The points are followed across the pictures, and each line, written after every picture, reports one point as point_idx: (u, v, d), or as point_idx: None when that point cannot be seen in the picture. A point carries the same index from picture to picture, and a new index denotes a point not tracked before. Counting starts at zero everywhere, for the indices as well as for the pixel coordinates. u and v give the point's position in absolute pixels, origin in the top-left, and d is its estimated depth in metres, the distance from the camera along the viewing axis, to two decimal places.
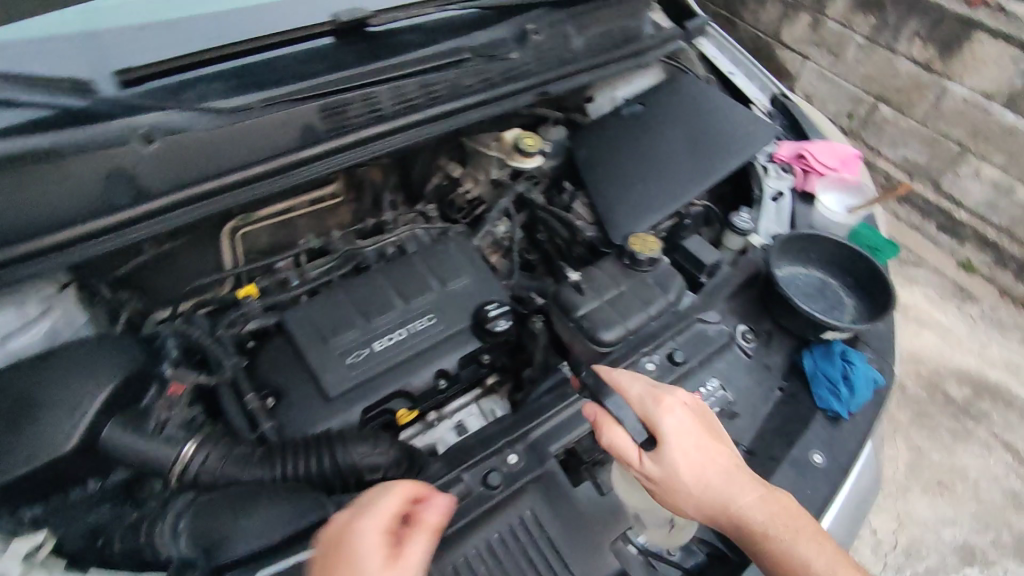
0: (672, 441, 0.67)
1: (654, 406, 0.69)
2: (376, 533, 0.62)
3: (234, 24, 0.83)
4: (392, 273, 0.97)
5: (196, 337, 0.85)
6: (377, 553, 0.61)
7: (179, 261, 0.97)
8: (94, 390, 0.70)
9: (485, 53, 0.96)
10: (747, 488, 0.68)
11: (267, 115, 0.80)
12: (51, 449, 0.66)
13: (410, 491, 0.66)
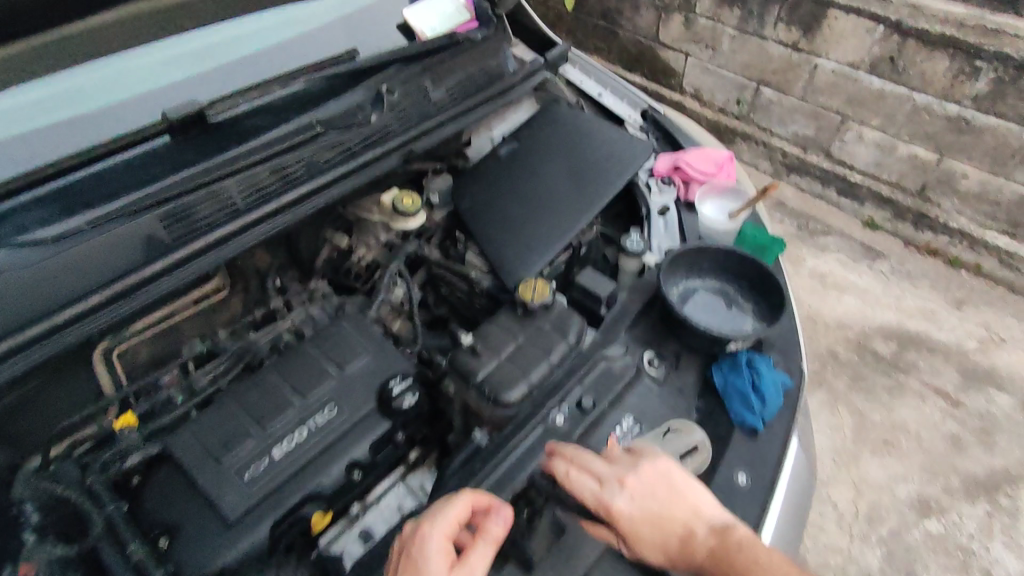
0: (630, 538, 0.67)
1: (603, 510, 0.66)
2: (441, 541, 0.65)
3: (59, 138, 0.81)
4: (285, 368, 0.91)
5: (64, 492, 0.78)
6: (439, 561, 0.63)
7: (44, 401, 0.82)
8: None
9: (339, 123, 0.92)
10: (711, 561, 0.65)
11: (99, 236, 0.73)
12: None
13: (477, 499, 0.68)
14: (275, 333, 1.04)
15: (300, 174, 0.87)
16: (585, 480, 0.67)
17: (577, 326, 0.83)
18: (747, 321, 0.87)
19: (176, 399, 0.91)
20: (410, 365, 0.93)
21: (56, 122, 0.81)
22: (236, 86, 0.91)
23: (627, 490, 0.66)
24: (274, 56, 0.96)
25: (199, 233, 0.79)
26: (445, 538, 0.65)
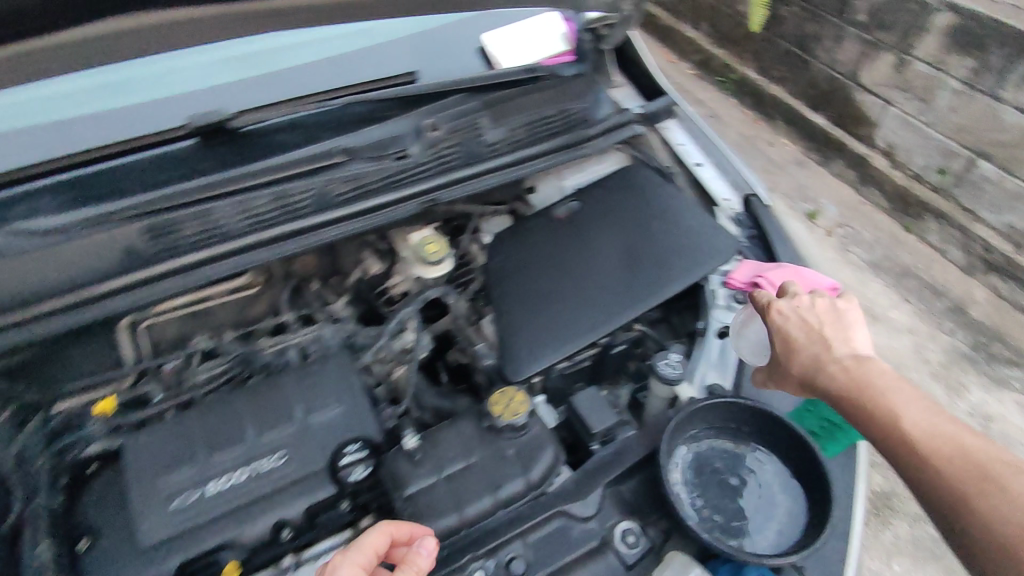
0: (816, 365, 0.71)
1: (803, 359, 0.73)
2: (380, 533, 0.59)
3: (96, 127, 0.81)
4: (255, 396, 0.85)
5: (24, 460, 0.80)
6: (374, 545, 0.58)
7: (64, 357, 0.89)
8: None
9: (365, 154, 0.84)
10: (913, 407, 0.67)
11: (88, 236, 0.73)
12: None
13: (399, 527, 0.61)
14: (282, 345, 0.99)
15: (306, 206, 0.81)
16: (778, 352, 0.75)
17: (547, 462, 0.67)
18: (767, 530, 0.63)
19: (151, 398, 0.92)
20: (379, 429, 0.84)
21: (102, 111, 0.82)
22: (273, 92, 0.87)
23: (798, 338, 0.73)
24: (317, 70, 0.90)
25: (185, 249, 0.77)
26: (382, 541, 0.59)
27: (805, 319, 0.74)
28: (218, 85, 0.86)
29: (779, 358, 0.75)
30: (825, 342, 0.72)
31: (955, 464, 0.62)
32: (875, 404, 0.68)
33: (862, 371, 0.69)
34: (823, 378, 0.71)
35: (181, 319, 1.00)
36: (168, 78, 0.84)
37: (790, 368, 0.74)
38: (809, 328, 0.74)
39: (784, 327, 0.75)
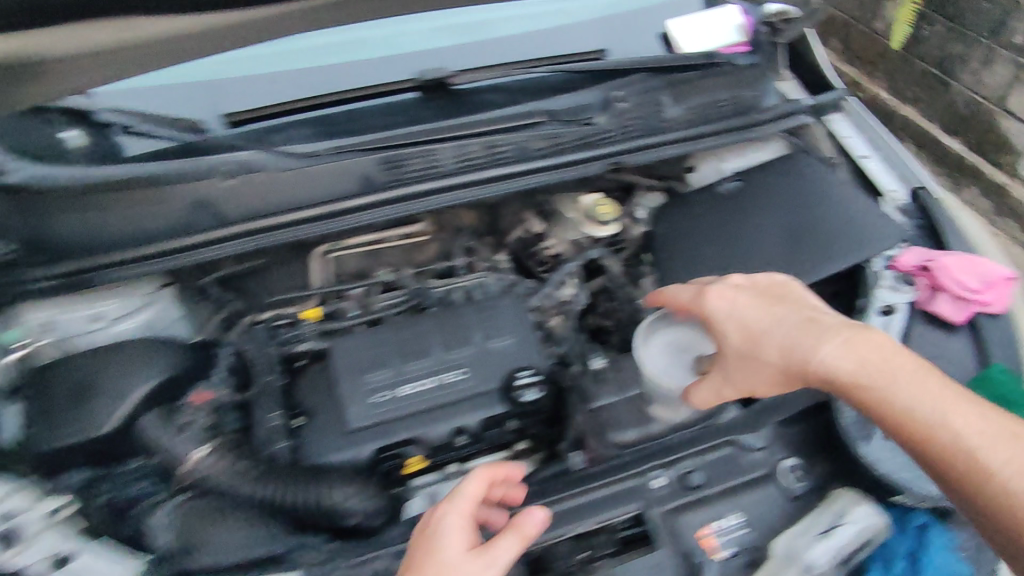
0: (793, 346, 0.71)
1: (770, 342, 0.73)
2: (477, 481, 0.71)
3: (343, 74, 0.92)
4: (439, 321, 0.97)
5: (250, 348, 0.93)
6: (472, 495, 0.70)
7: (276, 271, 1.09)
8: (136, 383, 0.76)
9: (563, 117, 0.94)
10: (929, 385, 0.65)
11: (335, 161, 0.85)
12: (91, 429, 0.73)
13: (494, 470, 0.73)
14: (449, 286, 1.10)
15: (510, 155, 0.91)
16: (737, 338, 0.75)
17: None
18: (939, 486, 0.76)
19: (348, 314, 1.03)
20: (545, 364, 0.94)
21: (349, 63, 0.93)
22: (489, 57, 0.97)
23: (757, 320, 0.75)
24: (526, 41, 0.99)
25: (408, 182, 0.89)
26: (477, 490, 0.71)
27: (762, 304, 0.76)
28: (439, 49, 0.96)
29: (743, 345, 0.75)
30: (799, 327, 0.72)
31: (987, 445, 0.61)
32: (870, 387, 0.67)
33: (858, 353, 0.68)
34: (805, 366, 0.70)
35: (364, 254, 1.13)
36: (396, 42, 0.95)
37: (759, 362, 0.73)
38: (769, 309, 0.75)
39: (741, 318, 0.76)
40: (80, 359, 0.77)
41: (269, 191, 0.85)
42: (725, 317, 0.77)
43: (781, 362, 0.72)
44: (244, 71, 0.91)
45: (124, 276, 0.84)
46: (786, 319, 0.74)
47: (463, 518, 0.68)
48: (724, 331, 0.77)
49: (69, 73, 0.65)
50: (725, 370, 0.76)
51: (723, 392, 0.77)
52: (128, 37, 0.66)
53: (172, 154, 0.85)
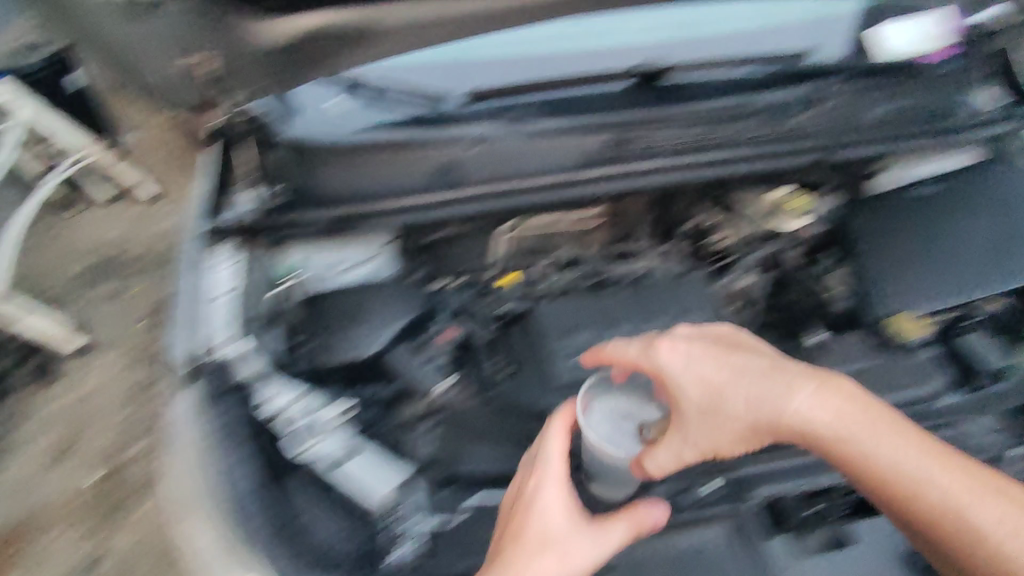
0: (759, 403, 0.78)
1: (729, 400, 0.79)
2: (555, 447, 0.85)
3: (569, 61, 0.98)
4: (631, 296, 1.03)
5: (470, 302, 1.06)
6: (557, 463, 0.84)
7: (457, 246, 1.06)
8: (392, 315, 0.96)
9: (773, 112, 0.98)
10: (890, 436, 0.76)
11: (566, 137, 0.93)
12: (357, 351, 0.94)
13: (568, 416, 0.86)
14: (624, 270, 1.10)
15: (720, 141, 0.98)
16: (699, 397, 0.81)
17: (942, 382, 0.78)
18: None
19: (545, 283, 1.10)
20: None
21: (574, 50, 0.98)
22: (699, 53, 1.02)
23: (718, 379, 0.81)
24: (734, 40, 1.03)
25: (626, 160, 0.96)
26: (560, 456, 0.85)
27: (719, 361, 0.81)
28: (655, 42, 1.01)
29: (705, 404, 0.81)
30: (763, 377, 0.79)
31: (955, 490, 0.74)
32: (848, 439, 0.76)
33: (825, 411, 0.77)
34: (776, 419, 0.78)
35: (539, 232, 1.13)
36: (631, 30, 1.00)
37: (724, 419, 0.80)
38: (724, 366, 0.81)
39: (700, 373, 0.81)
40: (347, 293, 0.98)
41: (506, 160, 0.93)
42: (682, 375, 0.82)
43: (745, 419, 0.79)
44: (473, 51, 0.95)
45: (382, 225, 0.94)
46: (743, 376, 0.80)
47: (560, 487, 0.83)
48: (689, 391, 0.81)
49: (388, 34, 0.74)
50: (687, 431, 0.81)
51: (685, 451, 0.81)
52: (451, 11, 0.74)
53: (413, 124, 0.92)
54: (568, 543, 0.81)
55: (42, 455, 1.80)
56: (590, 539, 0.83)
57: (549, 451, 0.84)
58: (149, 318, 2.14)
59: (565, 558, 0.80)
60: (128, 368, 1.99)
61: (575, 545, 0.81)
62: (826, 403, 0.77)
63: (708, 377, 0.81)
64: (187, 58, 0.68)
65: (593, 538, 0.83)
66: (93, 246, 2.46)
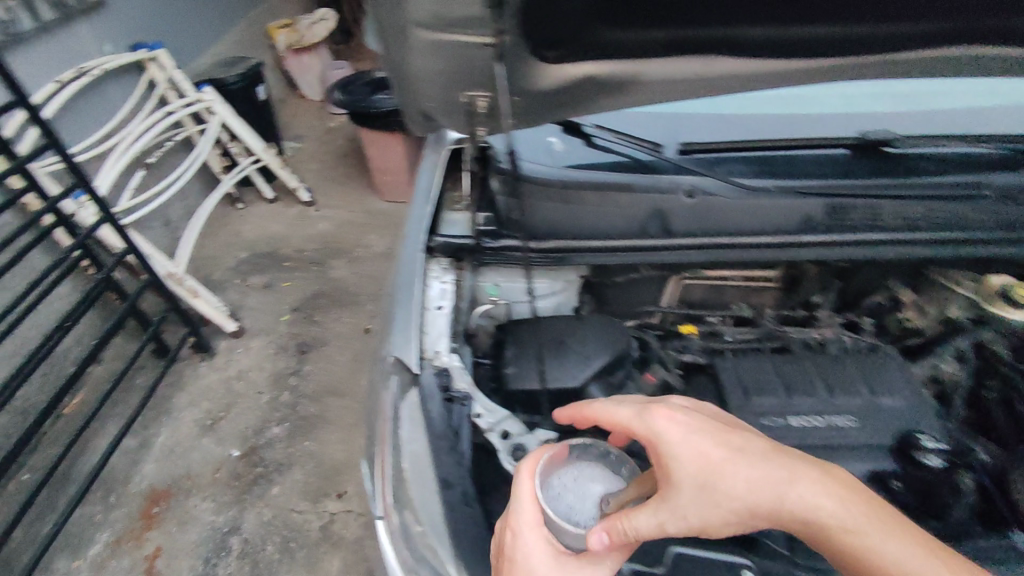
0: (753, 482, 0.62)
1: (720, 470, 0.62)
2: (529, 489, 0.67)
3: (785, 125, 1.02)
4: (822, 364, 0.99)
5: (651, 344, 1.01)
6: (529, 506, 0.66)
7: (638, 289, 1.18)
8: (600, 354, 0.89)
9: (1009, 195, 0.93)
10: (905, 536, 0.63)
11: (780, 199, 0.93)
12: (559, 381, 0.87)
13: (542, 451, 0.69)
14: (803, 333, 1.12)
15: (946, 219, 0.93)
16: (685, 466, 0.62)
17: None
18: None
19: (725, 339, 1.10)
20: (940, 435, 0.92)
21: (792, 116, 1.04)
22: (926, 127, 1.01)
23: (706, 447, 0.63)
24: (961, 117, 1.02)
25: (841, 228, 0.93)
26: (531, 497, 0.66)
27: (717, 436, 0.65)
28: (876, 114, 1.03)
29: (693, 476, 0.62)
30: (764, 458, 0.64)
31: None
32: (854, 532, 0.62)
33: (830, 502, 0.63)
34: (775, 503, 0.62)
35: (713, 287, 1.19)
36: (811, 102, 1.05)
37: (724, 498, 0.62)
38: (711, 433, 0.65)
39: (701, 446, 0.63)
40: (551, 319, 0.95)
41: (716, 215, 0.94)
42: (671, 441, 0.64)
43: (739, 500, 0.62)
44: (696, 111, 1.06)
45: (591, 262, 0.95)
46: (733, 449, 0.64)
47: (537, 528, 0.65)
48: (684, 459, 0.62)
49: (652, 91, 0.78)
50: (679, 504, 0.61)
51: (666, 525, 0.61)
52: (703, 72, 0.77)
53: (627, 169, 0.99)
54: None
55: (195, 422, 1.94)
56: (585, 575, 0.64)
57: (519, 493, 0.66)
58: (296, 312, 2.34)
59: None
60: (274, 355, 2.16)
61: None
62: (827, 503, 0.63)
63: (698, 445, 0.63)
64: (469, 95, 0.75)
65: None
66: (253, 241, 2.73)
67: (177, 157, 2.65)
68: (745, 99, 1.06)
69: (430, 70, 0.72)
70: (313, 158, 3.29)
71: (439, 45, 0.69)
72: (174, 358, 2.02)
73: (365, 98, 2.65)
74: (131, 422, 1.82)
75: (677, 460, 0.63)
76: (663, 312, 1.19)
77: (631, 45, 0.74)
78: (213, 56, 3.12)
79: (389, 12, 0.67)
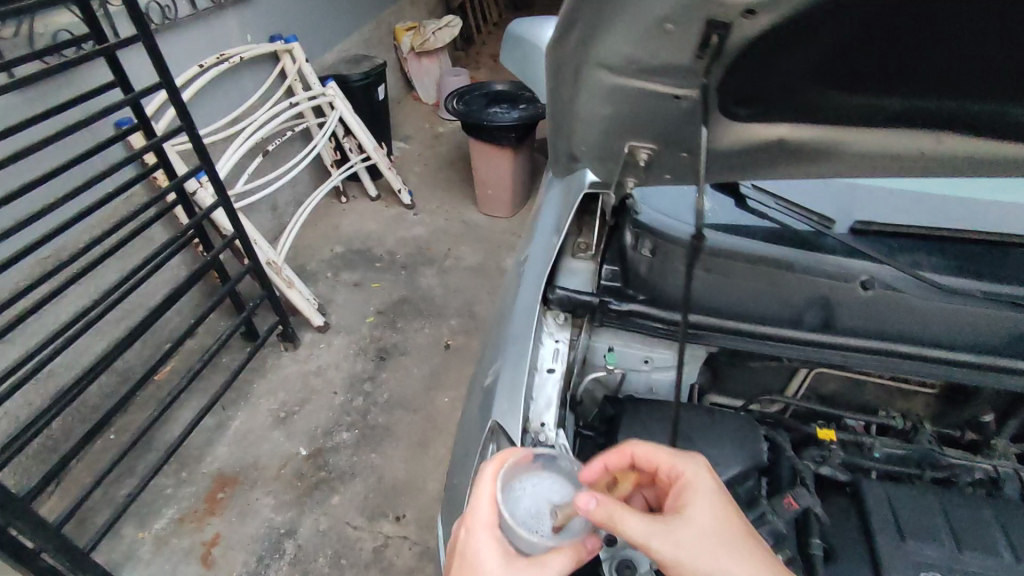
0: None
1: (734, 539, 0.61)
2: (491, 490, 0.67)
3: (1003, 214, 0.83)
4: (1004, 515, 0.80)
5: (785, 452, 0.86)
6: (488, 507, 0.66)
7: (761, 373, 1.03)
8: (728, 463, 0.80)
9: None
10: None
11: (984, 309, 0.75)
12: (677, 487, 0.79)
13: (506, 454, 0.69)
14: (967, 462, 0.90)
15: None
16: (709, 514, 0.63)
17: None
18: None
19: (874, 452, 0.92)
20: None
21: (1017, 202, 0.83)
22: None
23: (736, 519, 0.63)
24: None
25: None
26: (490, 498, 0.66)
27: (749, 525, 0.64)
28: None
29: (710, 525, 0.62)
30: (781, 574, 0.60)
31: None
32: None
33: None
34: None
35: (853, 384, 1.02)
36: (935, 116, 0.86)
37: (723, 564, 0.59)
38: (746, 518, 0.64)
39: (731, 513, 0.64)
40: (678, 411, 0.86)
41: (896, 315, 0.78)
42: (710, 489, 0.66)
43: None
44: (886, 184, 0.88)
45: (732, 347, 0.81)
46: (758, 542, 0.62)
47: (491, 529, 0.65)
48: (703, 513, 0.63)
49: (840, 162, 0.68)
50: (681, 535, 0.61)
51: (653, 538, 0.60)
52: (904, 146, 0.66)
53: (787, 242, 0.86)
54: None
55: (270, 412, 1.95)
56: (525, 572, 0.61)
57: (480, 490, 0.66)
58: (381, 316, 2.33)
59: None
60: (354, 357, 2.15)
61: None
62: None
63: (732, 511, 0.64)
64: (634, 146, 0.67)
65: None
66: (350, 237, 2.76)
67: (294, 146, 2.73)
68: (955, 176, 0.86)
69: (609, 112, 0.64)
70: (418, 161, 3.32)
71: (629, 88, 0.60)
72: (261, 345, 2.04)
73: (480, 110, 2.63)
74: (214, 402, 1.84)
75: (707, 503, 0.64)
76: (787, 402, 1.03)
77: (853, 111, 0.63)
78: (341, 52, 3.23)
79: (568, 52, 0.59)
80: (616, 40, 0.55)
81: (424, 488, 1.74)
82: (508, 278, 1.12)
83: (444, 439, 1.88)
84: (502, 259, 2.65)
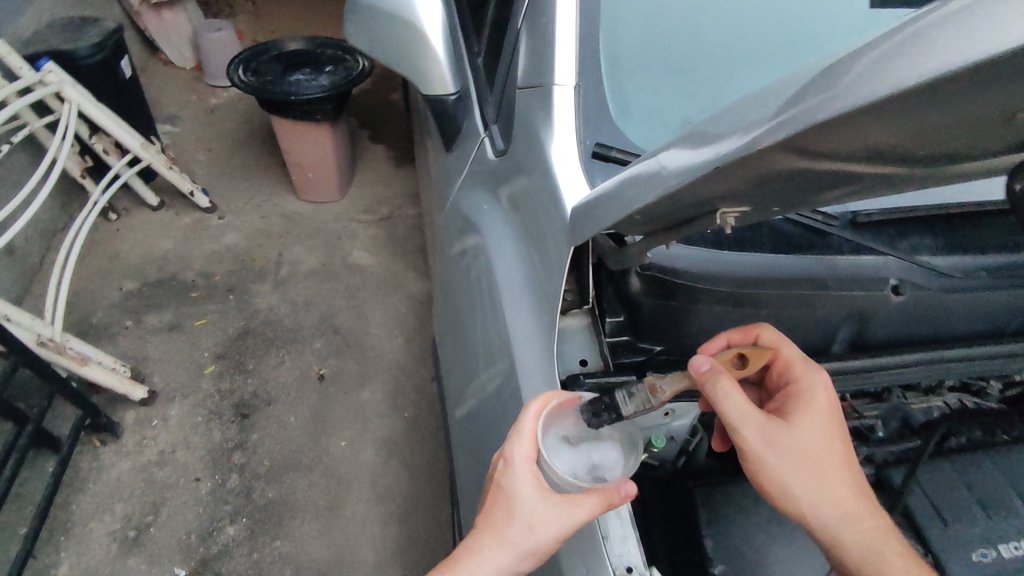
0: (824, 479, 0.63)
1: (823, 439, 0.65)
2: (529, 425, 0.65)
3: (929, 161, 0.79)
4: (1004, 463, 0.86)
5: None
6: (525, 445, 0.65)
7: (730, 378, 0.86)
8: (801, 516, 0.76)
9: None
10: None
11: (992, 292, 0.74)
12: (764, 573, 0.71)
13: (545, 404, 0.66)
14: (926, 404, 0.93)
15: None
16: (808, 418, 0.66)
17: None
18: None
19: (877, 433, 0.90)
20: None
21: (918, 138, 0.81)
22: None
23: (832, 425, 0.66)
24: None
25: None
26: (531, 437, 0.66)
27: (843, 432, 0.67)
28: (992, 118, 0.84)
29: (804, 425, 0.65)
30: (854, 480, 0.64)
31: None
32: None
33: (874, 550, 0.61)
34: (829, 503, 0.63)
35: None
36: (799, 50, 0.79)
37: (806, 455, 0.64)
38: (841, 424, 0.67)
39: (832, 418, 0.67)
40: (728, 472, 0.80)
41: (921, 317, 0.75)
42: (819, 393, 0.68)
43: (805, 469, 0.63)
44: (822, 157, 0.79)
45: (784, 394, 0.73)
46: (844, 449, 0.66)
47: (527, 464, 0.65)
48: (813, 423, 0.66)
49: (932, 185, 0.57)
50: (774, 429, 0.64)
51: (750, 421, 0.64)
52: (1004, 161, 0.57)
53: (794, 251, 0.75)
54: (532, 518, 0.63)
55: (112, 535, 1.49)
56: (556, 509, 0.63)
57: (520, 429, 0.65)
58: (222, 361, 1.86)
59: (529, 532, 0.63)
60: (205, 425, 1.71)
61: (541, 521, 0.63)
62: (869, 549, 0.61)
63: (830, 414, 0.67)
64: (728, 215, 0.48)
65: (563, 516, 0.62)
66: (140, 265, 2.14)
67: (18, 163, 1.98)
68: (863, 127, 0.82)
69: (739, 188, 0.44)
70: (200, 146, 2.66)
71: (816, 169, 0.40)
72: (69, 453, 1.53)
73: (279, 80, 2.14)
74: (23, 558, 1.34)
75: (819, 404, 0.67)
76: None
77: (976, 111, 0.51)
78: (45, 16, 2.36)
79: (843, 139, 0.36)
80: (922, 119, 0.34)
81: (354, 562, 1.47)
82: (479, 347, 0.95)
83: (358, 493, 1.59)
84: (346, 253, 2.25)
